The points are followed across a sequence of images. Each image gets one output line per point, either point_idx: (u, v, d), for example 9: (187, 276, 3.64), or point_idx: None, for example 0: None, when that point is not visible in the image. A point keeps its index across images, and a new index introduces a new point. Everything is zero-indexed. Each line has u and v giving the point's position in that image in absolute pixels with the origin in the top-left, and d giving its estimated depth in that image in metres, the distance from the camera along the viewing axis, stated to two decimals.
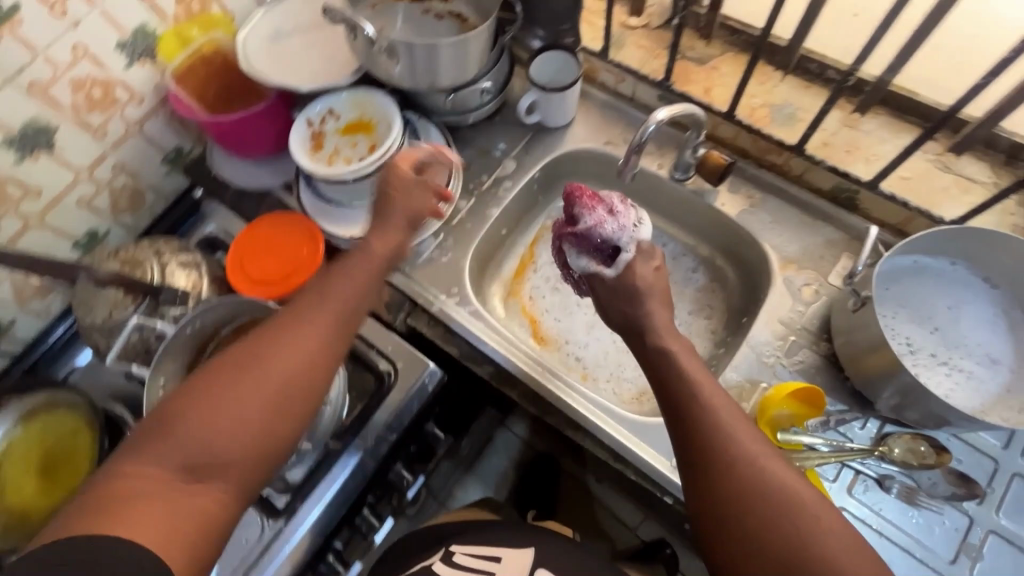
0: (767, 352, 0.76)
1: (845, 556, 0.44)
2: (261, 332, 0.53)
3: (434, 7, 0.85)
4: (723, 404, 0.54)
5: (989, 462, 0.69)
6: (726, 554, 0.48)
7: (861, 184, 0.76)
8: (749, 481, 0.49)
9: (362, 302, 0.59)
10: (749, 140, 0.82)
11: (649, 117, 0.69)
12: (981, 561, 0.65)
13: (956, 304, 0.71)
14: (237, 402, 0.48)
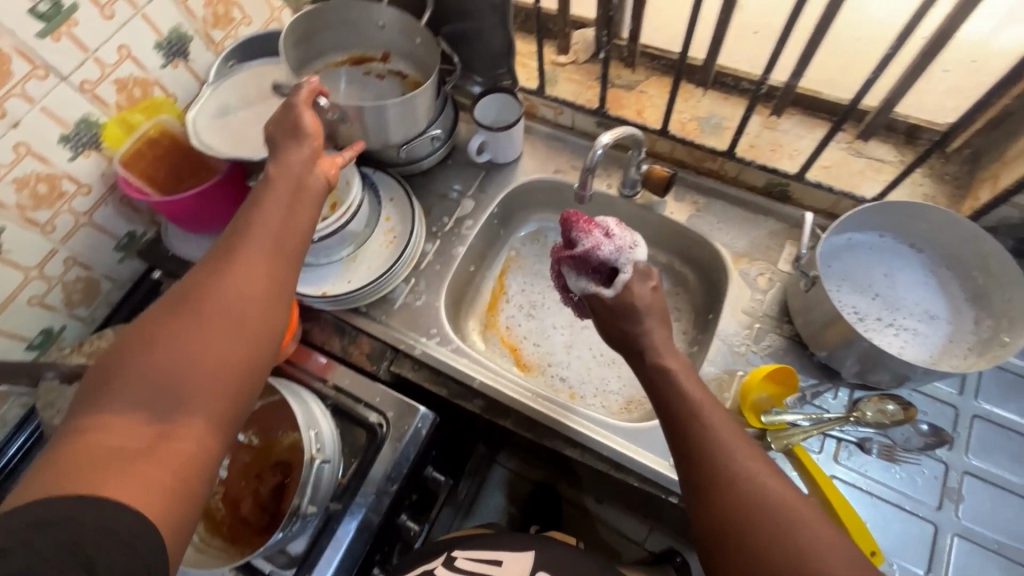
0: (736, 342, 0.81)
1: (836, 562, 0.46)
2: (197, 276, 0.53)
3: (374, 68, 0.90)
4: (723, 424, 0.57)
5: (949, 409, 0.75)
6: (724, 561, 0.51)
7: (790, 177, 0.83)
8: (746, 493, 0.51)
9: (292, 228, 0.58)
10: (684, 151, 0.90)
11: (594, 142, 0.74)
12: (963, 502, 0.70)
13: (891, 270, 0.78)
14: (191, 340, 0.48)
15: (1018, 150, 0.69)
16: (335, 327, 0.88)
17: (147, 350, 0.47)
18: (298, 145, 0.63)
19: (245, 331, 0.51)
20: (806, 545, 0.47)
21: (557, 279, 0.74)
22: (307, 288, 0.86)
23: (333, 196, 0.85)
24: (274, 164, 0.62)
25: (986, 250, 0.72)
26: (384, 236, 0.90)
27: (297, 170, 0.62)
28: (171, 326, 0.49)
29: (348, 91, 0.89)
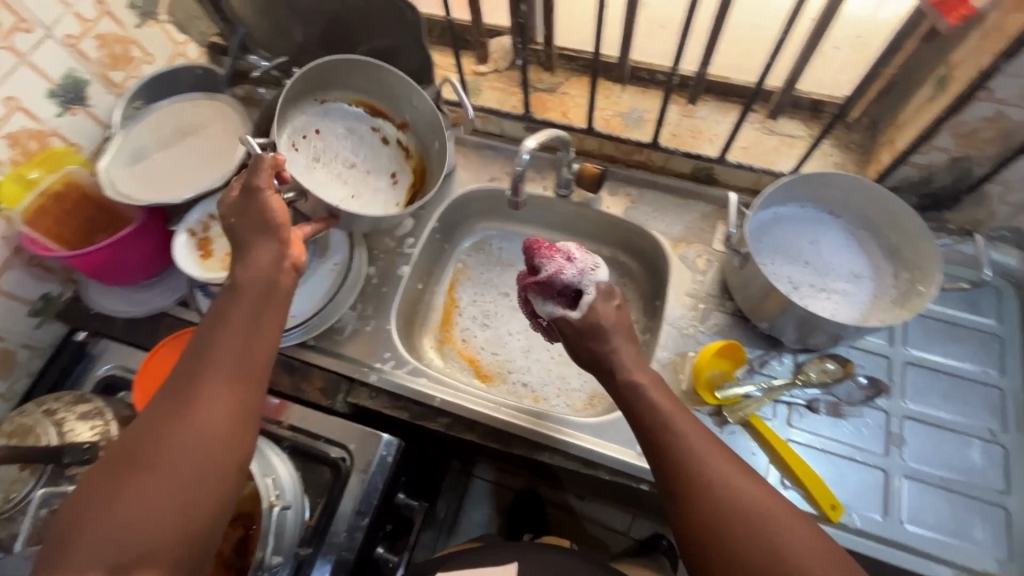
0: (684, 325, 0.84)
1: (809, 559, 0.50)
2: (171, 397, 0.57)
3: (384, 128, 0.90)
4: (692, 432, 0.58)
5: (883, 360, 0.79)
6: (707, 566, 0.53)
7: (713, 160, 0.87)
8: (723, 501, 0.53)
9: (258, 338, 0.61)
10: (612, 146, 0.93)
11: (520, 147, 0.74)
12: (908, 446, 0.74)
13: (818, 238, 0.83)
14: (164, 468, 0.53)
15: (907, 114, 0.75)
16: (284, 365, 0.84)
17: (127, 480, 0.52)
18: (265, 248, 0.65)
19: (213, 454, 0.55)
20: (783, 544, 0.50)
21: (523, 305, 0.73)
22: None
23: None
24: (241, 270, 0.64)
25: (894, 209, 0.77)
26: (326, 265, 0.88)
27: (263, 273, 0.63)
28: (147, 454, 0.53)
29: (340, 140, 0.88)
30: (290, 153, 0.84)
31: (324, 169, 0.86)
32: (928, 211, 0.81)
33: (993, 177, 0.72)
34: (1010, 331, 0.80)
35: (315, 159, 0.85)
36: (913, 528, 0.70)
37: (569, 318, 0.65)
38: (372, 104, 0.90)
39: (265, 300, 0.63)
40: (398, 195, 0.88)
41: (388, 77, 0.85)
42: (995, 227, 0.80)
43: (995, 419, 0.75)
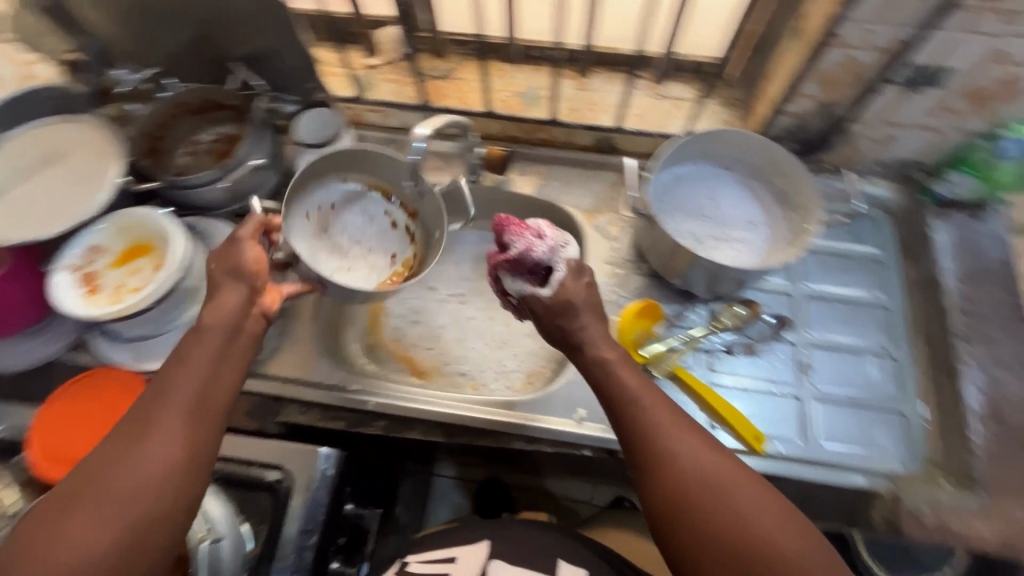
0: (606, 292, 0.86)
1: (768, 524, 0.51)
2: (116, 437, 0.53)
3: (398, 217, 0.86)
4: (658, 406, 0.59)
5: (786, 297, 0.86)
6: (667, 531, 0.54)
7: (611, 130, 0.90)
8: (688, 474, 0.54)
9: (215, 380, 0.58)
10: (514, 127, 0.93)
11: (411, 137, 0.71)
12: (816, 372, 0.81)
13: (721, 194, 0.87)
14: (99, 513, 0.49)
15: (776, 66, 0.81)
16: None
17: (59, 525, 0.48)
18: (233, 292, 0.63)
19: (153, 503, 0.51)
20: (744, 512, 0.52)
21: (493, 286, 0.70)
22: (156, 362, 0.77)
23: (156, 255, 0.78)
24: (211, 308, 0.62)
25: (781, 160, 0.83)
26: None
27: (227, 314, 0.61)
28: (83, 499, 0.50)
29: (353, 218, 0.85)
30: (299, 220, 0.80)
31: (326, 242, 0.81)
32: (807, 155, 0.88)
33: (855, 116, 0.79)
34: (889, 255, 0.88)
35: (322, 230, 0.81)
36: (829, 444, 0.76)
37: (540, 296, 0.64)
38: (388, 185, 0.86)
39: (225, 337, 0.60)
40: (393, 277, 0.82)
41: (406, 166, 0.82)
42: (864, 162, 0.88)
43: (885, 335, 0.83)
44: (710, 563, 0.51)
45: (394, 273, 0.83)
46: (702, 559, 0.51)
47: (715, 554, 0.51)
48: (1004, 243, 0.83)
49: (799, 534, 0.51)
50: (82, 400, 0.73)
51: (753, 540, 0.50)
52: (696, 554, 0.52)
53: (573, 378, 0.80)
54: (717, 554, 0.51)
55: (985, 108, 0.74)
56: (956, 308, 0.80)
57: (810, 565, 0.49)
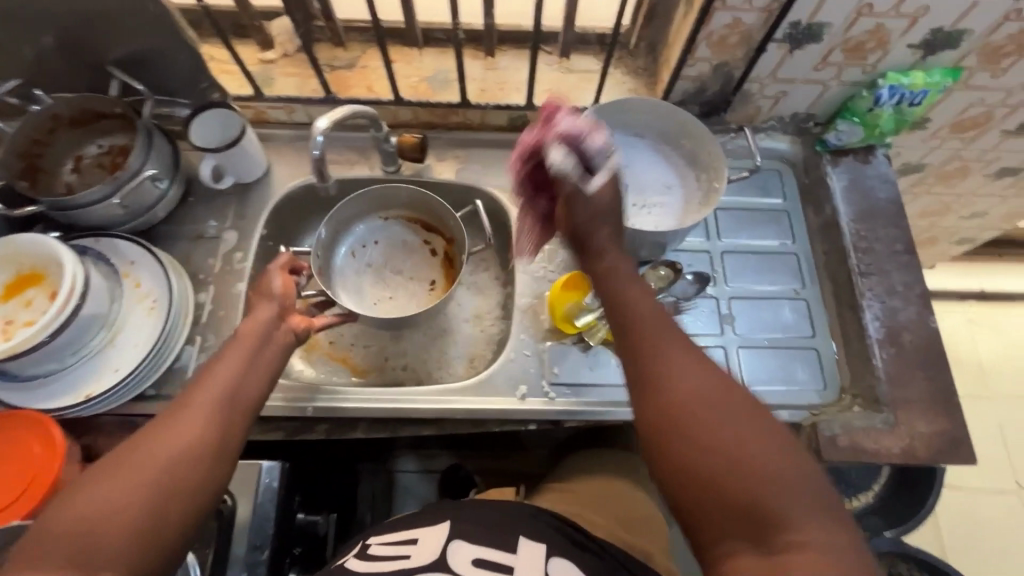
0: (536, 268, 0.87)
1: (760, 449, 0.47)
2: (148, 423, 0.56)
3: (435, 244, 0.94)
4: (669, 332, 0.56)
5: (705, 255, 0.90)
6: (669, 451, 0.50)
7: (524, 108, 0.90)
8: (682, 391, 0.51)
9: (241, 386, 0.61)
10: (427, 113, 0.91)
11: (312, 130, 0.68)
12: (739, 321, 0.86)
13: (649, 163, 0.90)
14: (117, 489, 0.49)
15: (673, 32, 0.83)
16: (124, 425, 0.75)
17: (78, 498, 0.48)
18: (266, 309, 0.70)
19: (168, 492, 0.51)
20: (738, 431, 0.48)
21: (525, 167, 0.74)
22: (64, 398, 0.71)
23: (48, 285, 0.72)
24: (245, 320, 0.68)
25: (695, 132, 0.86)
26: (142, 304, 0.78)
27: (258, 328, 0.67)
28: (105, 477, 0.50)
29: (394, 252, 0.95)
30: (345, 261, 0.94)
31: (372, 275, 0.94)
32: (711, 117, 0.92)
33: (749, 76, 0.83)
34: (794, 205, 0.93)
35: (364, 267, 0.94)
36: (753, 386, 0.81)
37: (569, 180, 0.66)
38: (423, 217, 0.94)
39: (254, 342, 0.65)
40: (428, 304, 0.92)
41: (418, 198, 0.90)
42: (763, 119, 0.93)
43: (795, 279, 0.88)
44: (706, 484, 0.48)
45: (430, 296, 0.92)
46: (688, 481, 0.49)
47: (701, 476, 0.48)
48: (891, 183, 0.90)
49: (794, 460, 0.47)
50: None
51: (758, 472, 0.46)
52: (679, 475, 0.49)
53: (511, 357, 0.82)
54: (703, 475, 0.48)
55: (860, 58, 0.79)
56: (854, 247, 0.87)
57: (801, 490, 0.46)
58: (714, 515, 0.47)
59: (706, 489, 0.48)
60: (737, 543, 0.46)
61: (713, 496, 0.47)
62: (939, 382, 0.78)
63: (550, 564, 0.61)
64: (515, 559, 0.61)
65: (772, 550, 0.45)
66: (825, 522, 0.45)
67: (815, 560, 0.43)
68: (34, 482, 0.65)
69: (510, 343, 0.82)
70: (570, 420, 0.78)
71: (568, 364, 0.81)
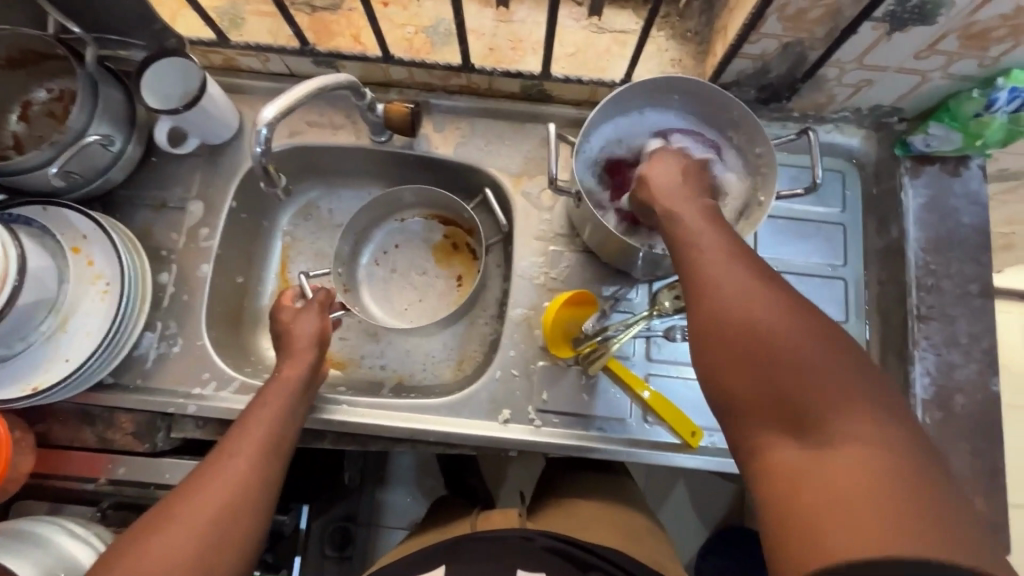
0: (535, 274, 0.76)
1: (819, 352, 0.40)
2: (197, 471, 0.59)
3: (457, 239, 0.88)
4: (712, 242, 0.48)
5: None
6: (703, 355, 0.45)
7: (538, 78, 0.74)
8: (730, 283, 0.44)
9: (280, 438, 0.65)
10: (423, 73, 0.76)
11: (256, 121, 0.58)
12: None
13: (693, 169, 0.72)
14: (173, 538, 0.53)
15: None
16: (81, 415, 0.71)
17: (141, 545, 0.52)
18: (304, 354, 0.71)
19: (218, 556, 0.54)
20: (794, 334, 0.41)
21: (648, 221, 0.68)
22: (12, 389, 0.66)
23: None
24: (283, 362, 0.71)
25: (748, 124, 0.69)
26: (93, 289, 0.70)
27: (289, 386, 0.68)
28: (157, 530, 0.53)
29: (415, 253, 0.89)
30: (368, 269, 0.88)
31: (400, 280, 0.88)
32: (769, 104, 0.75)
33: (827, 60, 0.65)
34: (853, 218, 0.77)
35: (390, 274, 0.88)
36: None
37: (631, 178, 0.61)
38: (440, 212, 0.88)
39: (294, 388, 0.69)
40: (454, 302, 0.86)
41: (443, 196, 0.83)
42: (834, 109, 0.75)
43: (838, 311, 0.75)
44: (739, 387, 0.42)
45: (459, 293, 0.86)
46: (733, 389, 0.43)
47: (737, 386, 0.42)
48: (980, 204, 0.74)
49: (855, 366, 0.40)
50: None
51: (797, 367, 0.40)
52: (720, 381, 0.43)
53: (497, 376, 0.73)
54: (741, 374, 0.42)
55: (980, 49, 0.60)
56: (917, 283, 0.73)
57: (857, 394, 0.39)
58: (757, 419, 0.41)
59: (752, 398, 0.42)
60: (773, 442, 0.41)
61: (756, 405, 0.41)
62: (985, 458, 0.69)
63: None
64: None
65: (811, 447, 0.39)
66: (881, 429, 0.38)
67: (855, 462, 0.37)
68: None
69: (495, 360, 0.74)
70: (553, 453, 0.72)
71: (559, 391, 0.73)
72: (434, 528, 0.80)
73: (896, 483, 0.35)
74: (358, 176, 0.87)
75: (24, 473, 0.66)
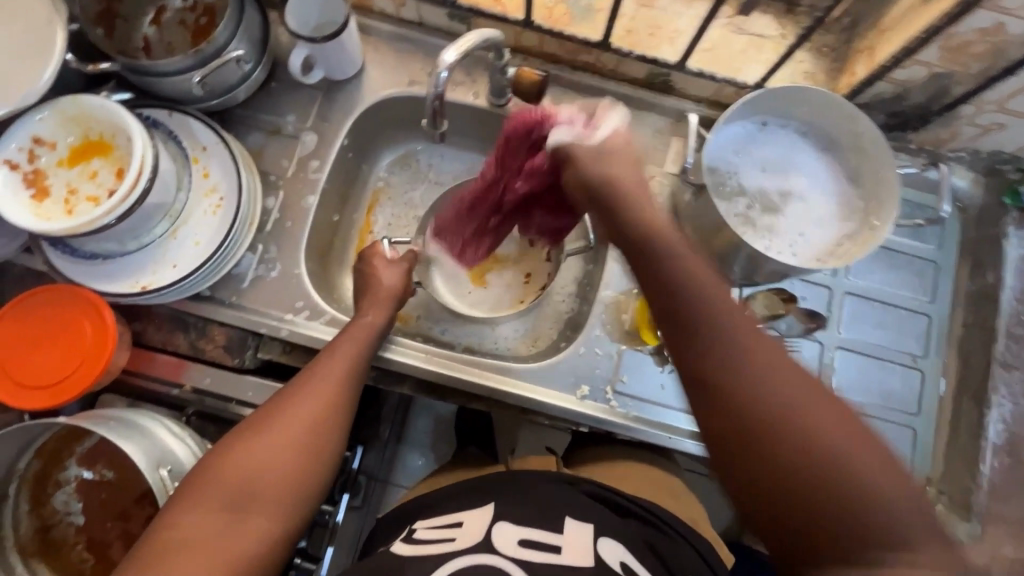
0: (631, 259, 0.77)
1: (863, 462, 0.38)
2: (284, 391, 0.63)
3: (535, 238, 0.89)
4: (740, 333, 0.43)
5: (824, 290, 0.77)
6: (734, 479, 0.41)
7: (671, 67, 0.75)
8: (756, 393, 0.41)
9: (359, 375, 0.67)
10: (554, 44, 0.77)
11: (437, 62, 0.59)
12: (837, 375, 0.76)
13: (808, 192, 0.73)
14: (269, 447, 0.57)
15: (893, 18, 0.65)
16: (176, 322, 0.72)
17: (241, 448, 0.56)
18: (379, 309, 0.72)
19: (303, 479, 0.57)
20: (789, 403, 0.40)
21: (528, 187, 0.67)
22: (120, 285, 0.67)
23: (114, 159, 0.65)
24: (368, 303, 0.73)
25: (876, 144, 0.69)
26: (206, 202, 0.71)
27: (372, 334, 0.70)
28: (256, 434, 0.57)
29: None
30: None
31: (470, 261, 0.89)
32: (894, 131, 0.75)
33: (971, 97, 0.65)
34: (947, 257, 0.78)
35: None
36: None
37: (585, 169, 0.56)
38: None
39: (371, 331, 0.70)
40: (518, 299, 0.87)
41: None
42: (953, 148, 0.75)
43: (918, 345, 0.77)
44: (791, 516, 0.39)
45: (525, 293, 0.87)
46: (753, 470, 0.40)
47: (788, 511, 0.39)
48: None
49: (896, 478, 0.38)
50: (13, 315, 0.65)
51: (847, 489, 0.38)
52: (756, 499, 0.40)
53: (580, 352, 0.75)
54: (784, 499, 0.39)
55: None
56: (1006, 330, 0.74)
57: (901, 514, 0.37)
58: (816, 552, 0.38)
59: (755, 478, 0.40)
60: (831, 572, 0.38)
61: (745, 469, 0.41)
62: None
63: (599, 544, 0.52)
64: (562, 538, 0.52)
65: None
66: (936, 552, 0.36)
67: None
68: (85, 362, 0.64)
69: (581, 335, 0.75)
70: (624, 436, 0.73)
71: (638, 375, 0.74)
72: (451, 468, 0.73)
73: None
74: (460, 134, 0.87)
75: (118, 367, 0.68)
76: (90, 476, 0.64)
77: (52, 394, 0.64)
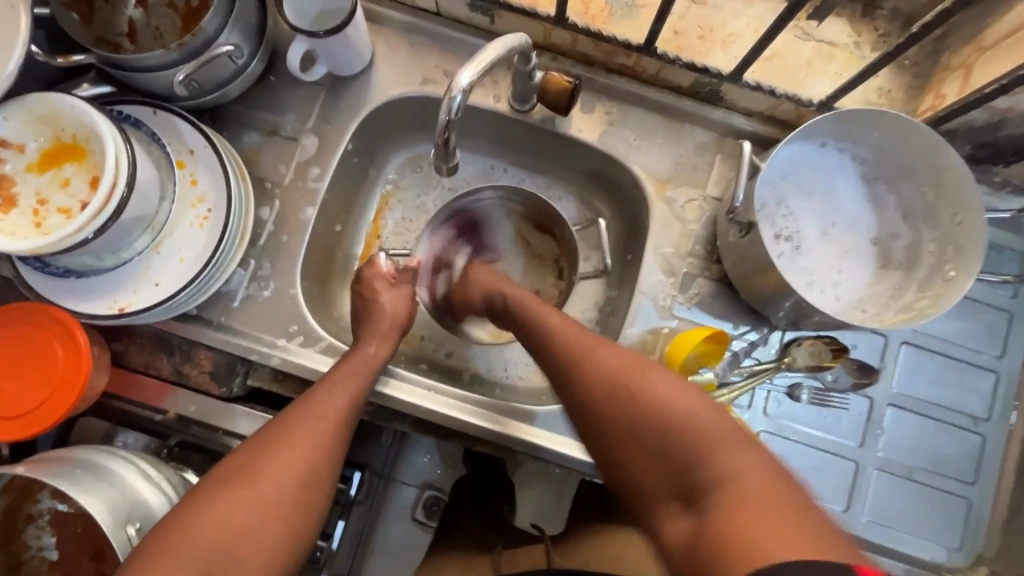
0: (661, 294, 0.69)
1: (668, 395, 0.45)
2: (267, 432, 0.55)
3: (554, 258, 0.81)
4: (569, 327, 0.55)
5: (878, 339, 0.68)
6: (598, 448, 0.48)
7: (722, 77, 0.65)
8: (580, 363, 0.51)
9: (352, 420, 0.60)
10: (589, 44, 0.68)
11: (451, 85, 0.52)
12: (885, 435, 0.68)
13: (848, 223, 0.66)
14: (253, 508, 0.50)
15: None
16: (159, 343, 0.66)
17: (220, 511, 0.49)
18: (382, 345, 0.65)
19: (285, 543, 0.51)
20: (604, 366, 0.49)
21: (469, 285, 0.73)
22: (96, 304, 0.61)
23: (88, 166, 0.57)
24: (368, 343, 0.65)
25: (964, 188, 0.59)
26: (193, 212, 0.64)
27: (372, 367, 0.63)
28: (237, 492, 0.50)
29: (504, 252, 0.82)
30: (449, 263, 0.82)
31: None
32: (979, 163, 0.65)
33: None
34: None
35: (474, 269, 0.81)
36: (873, 522, 0.66)
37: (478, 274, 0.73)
38: (529, 216, 0.80)
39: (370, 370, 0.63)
40: None
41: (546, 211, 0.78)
42: None
43: (982, 407, 0.68)
44: (637, 461, 0.44)
45: None
46: (598, 428, 0.47)
47: (639, 461, 0.44)
48: None
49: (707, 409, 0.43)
50: None
51: (657, 422, 0.43)
52: (618, 457, 0.46)
53: None
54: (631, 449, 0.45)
55: None
56: None
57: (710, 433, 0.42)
58: (661, 490, 0.42)
59: (603, 435, 0.47)
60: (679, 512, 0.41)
61: (595, 432, 0.48)
62: None
63: None
64: None
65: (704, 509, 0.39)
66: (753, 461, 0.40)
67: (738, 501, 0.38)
68: (55, 391, 0.59)
69: None
70: None
71: None
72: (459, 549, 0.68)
73: (803, 520, 0.35)
74: (478, 139, 0.79)
75: (96, 393, 0.62)
76: (64, 509, 0.59)
77: (19, 423, 0.59)
